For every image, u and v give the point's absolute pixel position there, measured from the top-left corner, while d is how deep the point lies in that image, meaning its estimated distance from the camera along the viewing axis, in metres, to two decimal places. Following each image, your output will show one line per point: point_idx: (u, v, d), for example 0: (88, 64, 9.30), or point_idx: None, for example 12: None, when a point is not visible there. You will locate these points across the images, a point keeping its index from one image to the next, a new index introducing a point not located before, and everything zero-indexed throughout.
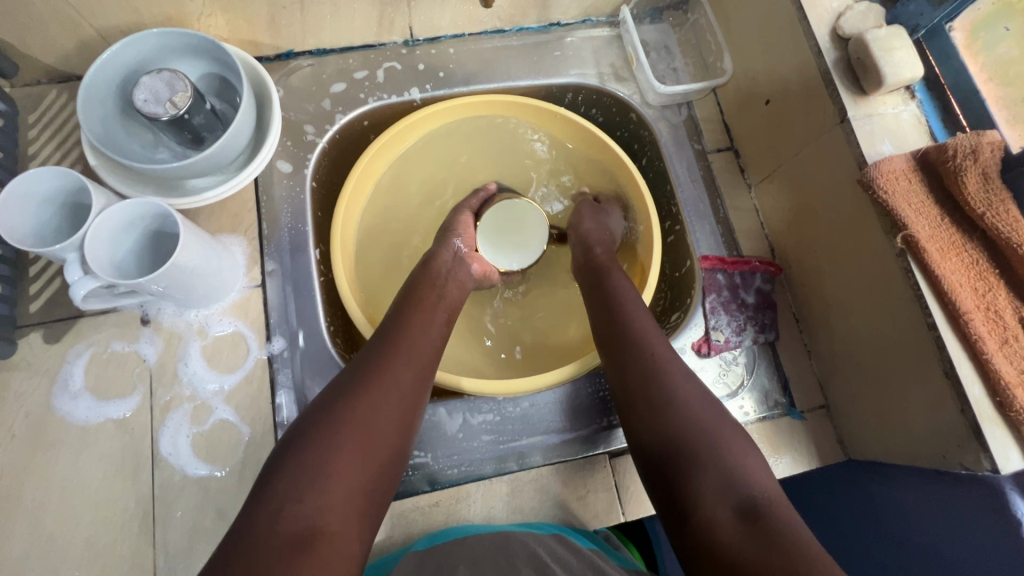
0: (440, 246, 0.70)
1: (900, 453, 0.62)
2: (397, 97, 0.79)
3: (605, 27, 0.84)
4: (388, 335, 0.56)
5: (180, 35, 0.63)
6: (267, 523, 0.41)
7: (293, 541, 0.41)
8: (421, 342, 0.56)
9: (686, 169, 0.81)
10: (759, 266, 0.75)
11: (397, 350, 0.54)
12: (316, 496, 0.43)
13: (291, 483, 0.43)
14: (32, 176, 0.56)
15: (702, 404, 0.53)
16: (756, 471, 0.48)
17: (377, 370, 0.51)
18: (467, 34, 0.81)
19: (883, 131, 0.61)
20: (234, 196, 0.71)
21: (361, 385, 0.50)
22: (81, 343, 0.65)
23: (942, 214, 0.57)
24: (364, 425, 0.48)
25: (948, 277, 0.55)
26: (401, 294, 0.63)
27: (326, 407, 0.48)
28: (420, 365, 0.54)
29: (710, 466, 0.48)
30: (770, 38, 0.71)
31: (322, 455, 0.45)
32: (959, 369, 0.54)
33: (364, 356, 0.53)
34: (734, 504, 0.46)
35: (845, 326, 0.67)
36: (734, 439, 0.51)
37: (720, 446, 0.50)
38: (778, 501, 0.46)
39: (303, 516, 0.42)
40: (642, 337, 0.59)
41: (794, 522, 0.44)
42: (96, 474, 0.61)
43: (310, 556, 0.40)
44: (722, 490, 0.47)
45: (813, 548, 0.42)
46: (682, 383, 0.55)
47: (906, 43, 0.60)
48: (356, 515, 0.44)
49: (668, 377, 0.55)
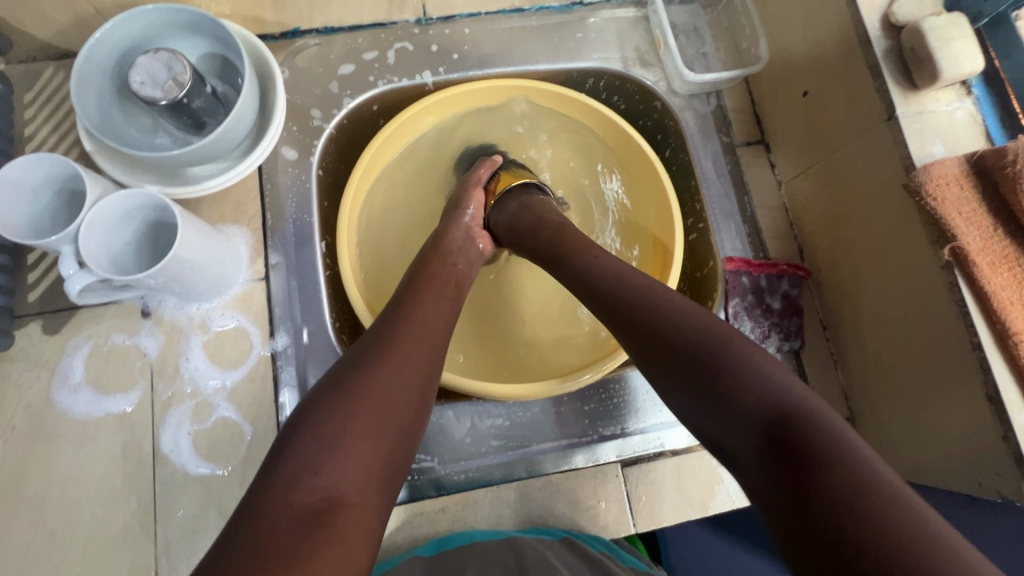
0: (447, 222, 0.66)
1: (932, 475, 0.59)
2: (408, 80, 0.75)
3: (631, 6, 0.79)
4: (399, 310, 0.52)
5: (178, 11, 0.59)
6: (281, 495, 0.37)
7: (307, 515, 0.37)
8: (434, 316, 0.52)
9: (713, 163, 0.76)
10: (786, 270, 0.71)
11: (408, 323, 0.50)
12: (332, 468, 0.39)
13: (306, 451, 0.39)
14: (24, 162, 0.53)
15: (698, 332, 0.42)
16: (771, 388, 0.37)
17: (391, 343, 0.48)
18: (483, 13, 0.76)
19: (934, 130, 0.56)
20: (236, 185, 0.68)
21: (376, 357, 0.46)
22: (80, 335, 0.63)
23: (996, 225, 0.52)
24: (379, 396, 0.43)
25: (998, 294, 0.50)
26: (410, 271, 0.59)
27: (337, 382, 0.44)
28: (433, 342, 0.50)
29: (724, 387, 0.38)
30: (813, 23, 0.66)
31: (339, 427, 0.41)
32: (1004, 394, 0.50)
33: (376, 330, 0.50)
34: (760, 430, 0.35)
35: (879, 337, 0.64)
36: (726, 348, 0.40)
37: (722, 372, 0.39)
38: (813, 420, 0.34)
39: (322, 488, 0.38)
40: (633, 284, 0.48)
41: (836, 440, 0.33)
42: (96, 469, 0.60)
43: (328, 530, 0.36)
44: (742, 407, 0.37)
45: (865, 480, 0.30)
46: (680, 310, 0.45)
47: (967, 33, 0.55)
48: (375, 487, 0.40)
49: (664, 311, 0.45)
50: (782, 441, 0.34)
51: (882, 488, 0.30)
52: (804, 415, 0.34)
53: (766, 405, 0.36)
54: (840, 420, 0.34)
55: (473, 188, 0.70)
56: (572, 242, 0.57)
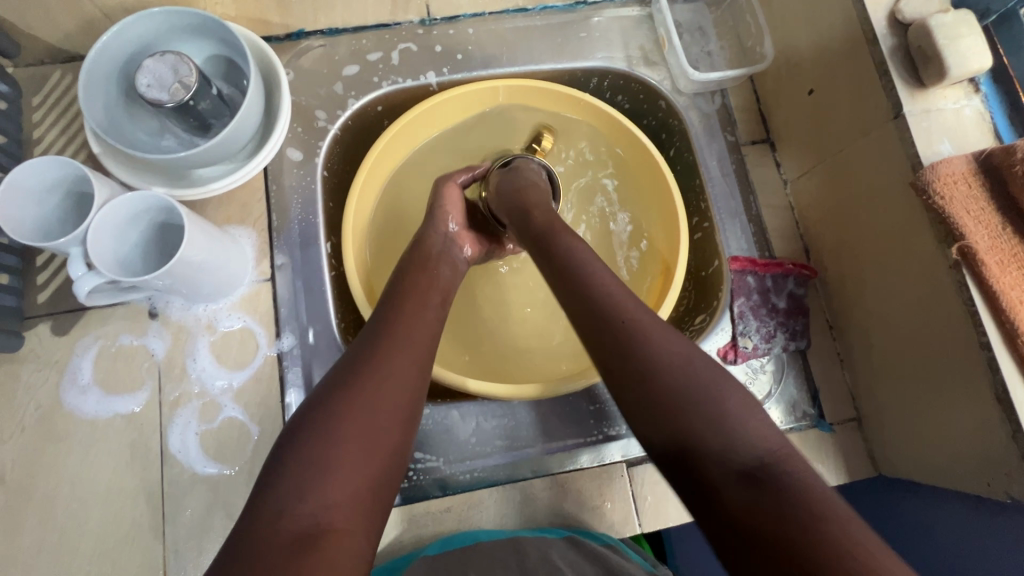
0: (428, 228, 0.65)
1: (941, 476, 0.59)
2: (413, 81, 0.75)
3: (635, 5, 0.78)
4: (383, 322, 0.51)
5: (183, 13, 0.59)
6: (268, 523, 0.38)
7: (294, 542, 0.37)
8: (418, 328, 0.51)
9: (718, 162, 0.76)
10: (792, 269, 0.71)
11: (390, 337, 0.49)
12: (317, 494, 0.39)
13: (291, 481, 0.40)
14: (34, 164, 0.53)
15: (684, 364, 0.42)
16: (758, 429, 0.39)
17: (375, 360, 0.47)
18: (487, 13, 0.76)
19: (941, 128, 0.56)
20: (242, 186, 0.69)
21: (359, 376, 0.45)
22: (89, 336, 0.63)
23: (1005, 223, 0.51)
24: (363, 416, 0.43)
25: (1007, 294, 0.50)
26: (392, 280, 0.57)
27: (319, 404, 0.44)
28: (418, 354, 0.49)
29: (704, 432, 0.38)
30: (819, 21, 0.65)
31: (322, 451, 0.41)
32: (1013, 395, 0.50)
33: (361, 345, 0.49)
34: (742, 467, 0.36)
35: (886, 338, 0.63)
36: (713, 382, 0.41)
37: (711, 409, 0.39)
38: (789, 461, 0.37)
39: (308, 513, 0.38)
40: (618, 307, 0.46)
41: (806, 478, 0.36)
42: (105, 469, 0.61)
43: (315, 555, 0.37)
44: (723, 456, 0.37)
45: (845, 529, 0.32)
46: (670, 343, 0.43)
47: (975, 30, 0.54)
48: (364, 507, 0.40)
49: (654, 343, 0.43)
50: (765, 489, 0.35)
51: (843, 513, 0.33)
52: (781, 462, 0.37)
53: (746, 454, 0.37)
54: (805, 461, 0.37)
55: (450, 188, 0.70)
56: (556, 250, 0.52)
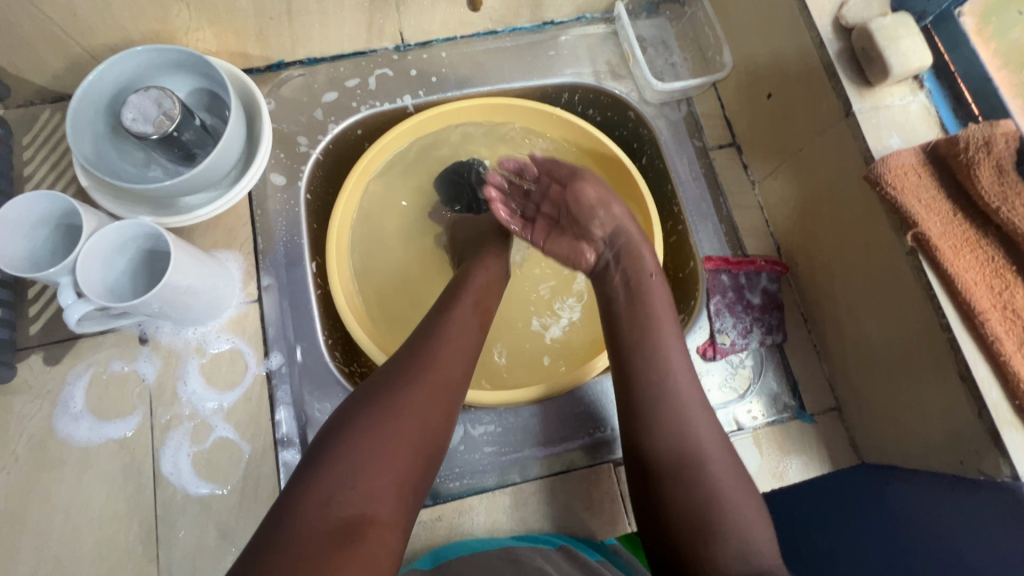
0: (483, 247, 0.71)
1: (916, 458, 0.60)
2: (390, 104, 0.78)
3: (600, 23, 0.82)
4: (433, 327, 0.55)
5: (166, 51, 0.62)
6: (319, 506, 0.41)
7: (338, 526, 0.41)
8: (466, 332, 0.56)
9: (688, 167, 0.79)
10: (764, 266, 0.73)
11: (442, 340, 0.54)
12: (365, 482, 0.43)
13: (342, 469, 0.43)
14: (25, 199, 0.56)
15: (720, 460, 0.53)
16: (758, 529, 0.50)
17: (426, 361, 0.51)
18: (459, 37, 0.79)
19: (890, 123, 0.59)
20: (228, 212, 0.71)
21: (413, 375, 0.50)
22: (80, 364, 0.65)
23: (955, 211, 0.54)
24: (415, 413, 0.48)
25: (962, 276, 0.52)
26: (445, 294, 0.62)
27: (374, 394, 0.48)
28: (463, 359, 0.54)
29: (720, 539, 0.48)
30: (771, 29, 0.69)
31: (377, 438, 0.45)
32: (975, 372, 0.52)
33: (411, 346, 0.54)
34: (741, 562, 0.47)
35: (856, 327, 0.65)
36: (724, 471, 0.52)
37: (726, 504, 0.50)
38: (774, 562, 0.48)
39: (355, 502, 0.42)
40: (675, 384, 0.55)
41: None
42: (98, 495, 0.61)
43: (356, 543, 0.40)
44: (730, 557, 0.48)
45: None
46: (716, 464, 0.52)
47: (913, 31, 0.58)
48: (399, 505, 0.44)
49: (708, 462, 0.52)
50: None
51: None
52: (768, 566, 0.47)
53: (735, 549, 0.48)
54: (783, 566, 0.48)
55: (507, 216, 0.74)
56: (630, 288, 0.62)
